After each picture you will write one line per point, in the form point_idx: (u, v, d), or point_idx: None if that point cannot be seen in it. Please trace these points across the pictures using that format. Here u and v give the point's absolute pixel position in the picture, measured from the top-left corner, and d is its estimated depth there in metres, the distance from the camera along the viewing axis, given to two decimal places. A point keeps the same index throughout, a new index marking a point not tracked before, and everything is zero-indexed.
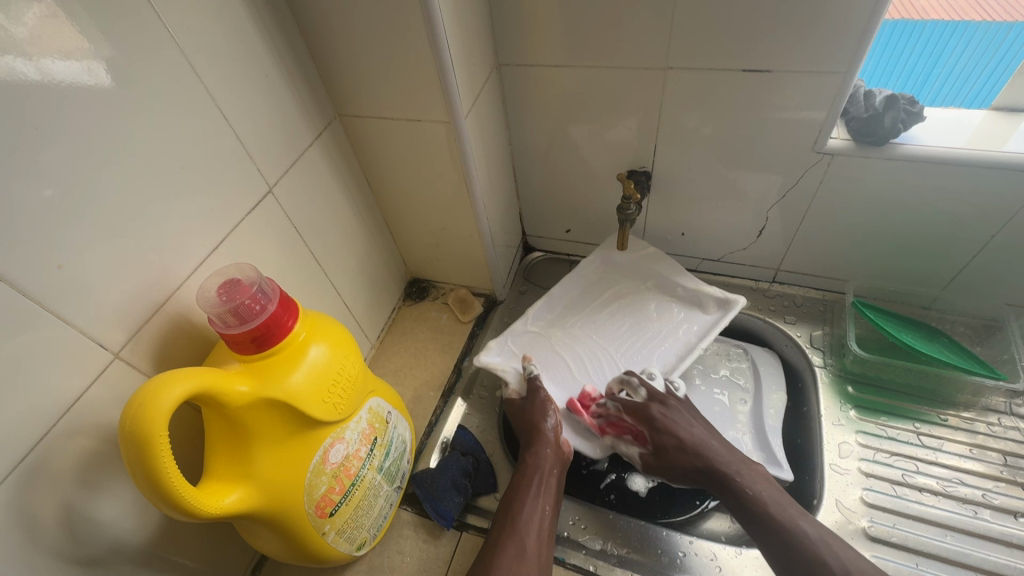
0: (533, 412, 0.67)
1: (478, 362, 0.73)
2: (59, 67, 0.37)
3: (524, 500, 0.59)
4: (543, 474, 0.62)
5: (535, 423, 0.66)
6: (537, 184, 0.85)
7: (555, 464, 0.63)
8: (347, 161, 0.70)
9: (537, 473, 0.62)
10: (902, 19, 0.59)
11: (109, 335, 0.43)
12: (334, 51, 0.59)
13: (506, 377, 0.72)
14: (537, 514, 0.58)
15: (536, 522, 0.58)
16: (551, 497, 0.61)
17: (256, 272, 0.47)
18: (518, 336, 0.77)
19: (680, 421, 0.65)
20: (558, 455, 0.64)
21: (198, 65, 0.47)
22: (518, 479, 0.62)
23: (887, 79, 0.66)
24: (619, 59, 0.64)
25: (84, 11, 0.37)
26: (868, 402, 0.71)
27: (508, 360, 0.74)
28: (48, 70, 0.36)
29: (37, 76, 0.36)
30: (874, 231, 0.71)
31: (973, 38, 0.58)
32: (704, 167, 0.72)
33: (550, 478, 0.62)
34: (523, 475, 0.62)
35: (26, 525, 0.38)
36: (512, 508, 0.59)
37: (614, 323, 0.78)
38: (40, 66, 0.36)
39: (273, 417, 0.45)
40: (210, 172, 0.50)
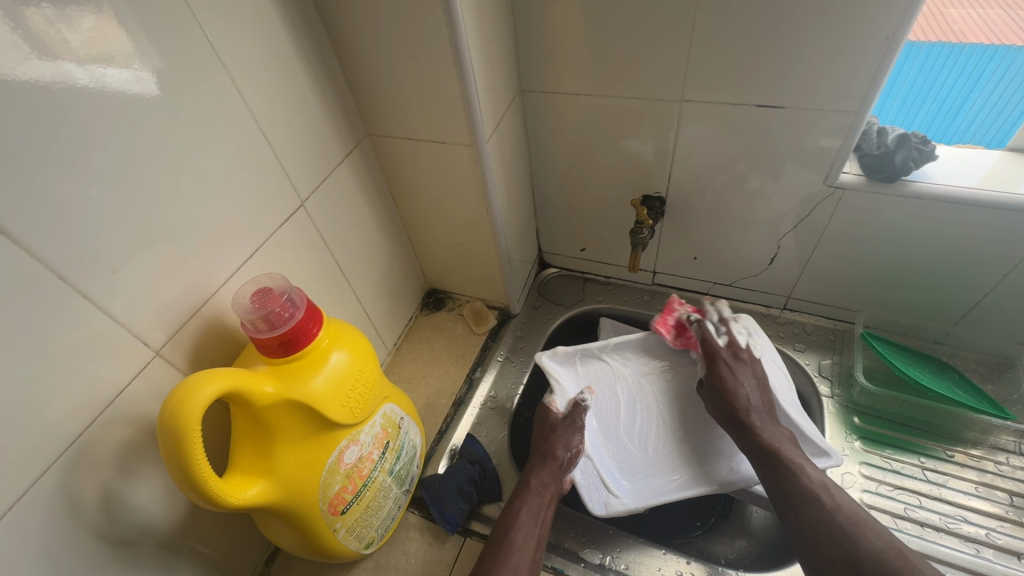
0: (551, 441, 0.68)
1: (539, 361, 0.76)
2: (115, 80, 0.41)
3: (519, 528, 0.60)
4: (541, 504, 0.63)
5: (550, 450, 0.68)
6: (554, 204, 0.88)
7: (552, 497, 0.65)
8: (375, 176, 0.74)
9: (535, 502, 0.63)
10: (935, 44, 0.57)
11: (151, 333, 0.47)
12: (368, 76, 0.63)
13: (556, 389, 0.74)
14: (529, 546, 0.59)
15: (527, 554, 0.58)
16: (543, 530, 0.62)
17: (286, 282, 0.51)
18: (587, 356, 0.78)
19: (737, 372, 0.67)
20: (556, 489, 0.66)
21: (242, 88, 0.51)
22: (516, 506, 0.63)
23: (921, 101, 0.64)
24: (636, 89, 0.67)
25: (147, 43, 0.42)
26: (874, 434, 0.72)
27: (564, 376, 0.76)
28: (106, 83, 0.40)
29: (91, 84, 0.39)
30: (886, 265, 0.72)
31: (1012, 67, 0.56)
32: (717, 193, 0.74)
33: (545, 510, 0.63)
34: (522, 503, 0.63)
35: (70, 503, 0.42)
36: (506, 536, 0.60)
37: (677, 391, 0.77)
38: (95, 74, 0.39)
39: (295, 418, 0.49)
40: (248, 185, 0.54)
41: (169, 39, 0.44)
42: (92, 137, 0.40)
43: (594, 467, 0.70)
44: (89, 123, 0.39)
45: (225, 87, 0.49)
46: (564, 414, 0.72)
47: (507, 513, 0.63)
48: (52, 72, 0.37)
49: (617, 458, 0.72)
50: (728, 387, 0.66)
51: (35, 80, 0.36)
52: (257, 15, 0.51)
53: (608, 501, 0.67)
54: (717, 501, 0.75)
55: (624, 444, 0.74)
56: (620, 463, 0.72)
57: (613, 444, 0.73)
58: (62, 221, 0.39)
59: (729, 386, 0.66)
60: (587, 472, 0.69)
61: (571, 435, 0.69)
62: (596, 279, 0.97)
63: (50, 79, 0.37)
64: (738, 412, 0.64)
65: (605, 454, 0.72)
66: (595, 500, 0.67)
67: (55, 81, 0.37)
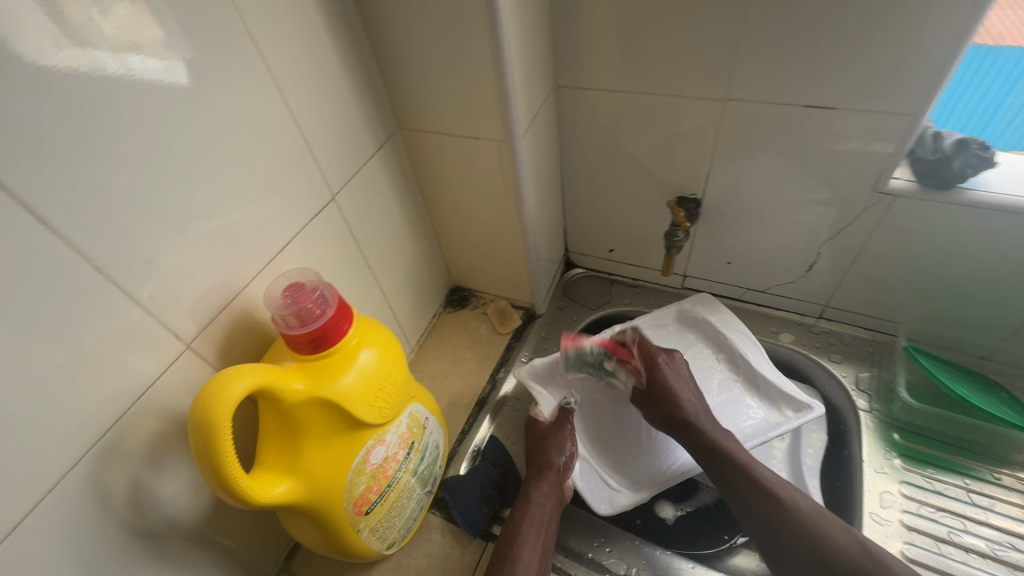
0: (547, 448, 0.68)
1: (518, 377, 0.76)
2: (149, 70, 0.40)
3: (523, 541, 0.60)
4: (543, 515, 0.63)
5: (546, 457, 0.67)
6: (584, 203, 0.86)
7: (554, 506, 0.64)
8: (404, 171, 0.73)
9: (537, 514, 0.63)
10: (985, 44, 0.53)
11: (183, 326, 0.46)
12: (402, 69, 0.62)
13: (540, 401, 0.74)
14: (534, 560, 0.59)
15: (534, 569, 0.58)
16: (547, 541, 0.62)
17: (318, 277, 0.50)
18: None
19: (674, 377, 0.67)
20: (557, 496, 0.65)
21: (277, 78, 0.50)
22: (519, 519, 0.62)
23: (954, 106, 0.59)
24: (677, 87, 0.65)
25: (186, 31, 0.41)
26: (915, 452, 0.69)
27: (547, 388, 0.76)
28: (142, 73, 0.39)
29: (122, 72, 0.38)
30: (933, 276, 0.68)
31: None
32: (756, 196, 0.71)
33: (548, 521, 0.63)
34: (523, 515, 0.62)
35: (100, 494, 0.42)
36: (511, 550, 0.58)
37: None
38: (124, 62, 0.38)
39: (323, 417, 0.48)
40: (280, 178, 0.53)
41: (206, 27, 0.43)
42: (129, 127, 0.39)
43: (590, 469, 0.71)
44: (126, 113, 0.39)
45: (261, 78, 0.49)
46: (551, 421, 0.72)
47: (509, 526, 0.61)
48: (85, 59, 0.36)
49: (611, 451, 0.73)
50: (672, 390, 0.65)
51: (68, 68, 0.35)
52: (295, 4, 0.49)
53: (611, 499, 0.68)
54: None
55: (617, 439, 0.74)
56: (617, 458, 0.73)
57: (607, 441, 0.74)
58: (97, 212, 0.38)
59: (672, 389, 0.65)
60: (587, 477, 0.70)
61: (563, 440, 0.69)
62: (623, 281, 0.95)
63: (83, 67, 0.36)
64: (684, 412, 0.64)
65: (600, 453, 0.73)
66: (600, 500, 0.68)
67: (89, 71, 0.36)
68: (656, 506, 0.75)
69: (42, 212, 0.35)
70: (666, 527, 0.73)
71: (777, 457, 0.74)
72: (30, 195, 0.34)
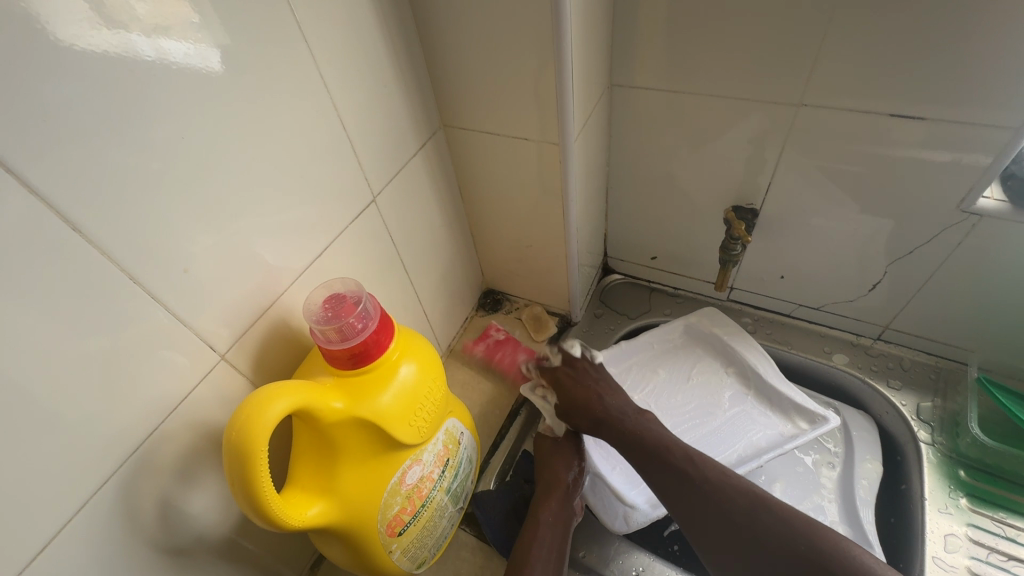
0: (554, 464, 0.66)
1: (523, 392, 0.73)
2: (187, 56, 0.36)
3: (534, 565, 0.57)
4: (555, 537, 0.60)
5: (555, 473, 0.65)
6: (628, 208, 0.81)
7: (564, 527, 0.62)
8: (445, 170, 0.69)
9: (548, 536, 0.60)
10: None
11: (218, 335, 0.43)
12: (450, 63, 0.58)
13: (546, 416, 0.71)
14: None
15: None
16: (558, 564, 0.59)
17: (360, 288, 0.46)
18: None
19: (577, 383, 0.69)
20: (568, 516, 0.62)
21: (323, 74, 0.47)
22: (528, 541, 0.59)
23: None
24: (745, 90, 0.60)
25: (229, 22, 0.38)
26: (984, 493, 0.64)
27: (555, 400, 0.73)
28: (180, 62, 0.36)
29: (153, 55, 0.34)
30: (1015, 306, 0.63)
31: None
32: (822, 209, 0.66)
33: (559, 542, 0.60)
34: (533, 537, 0.59)
35: (128, 513, 0.40)
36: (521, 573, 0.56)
37: (672, 392, 0.77)
38: (158, 46, 0.34)
39: (360, 438, 0.45)
40: (320, 179, 0.50)
41: (250, 14, 0.39)
42: (165, 123, 0.36)
43: (605, 484, 0.68)
44: (162, 106, 0.36)
45: (306, 70, 0.45)
46: (558, 436, 0.70)
47: (518, 548, 0.59)
48: (116, 41, 0.32)
49: (623, 467, 0.71)
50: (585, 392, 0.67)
51: (96, 49, 0.31)
52: None
53: (627, 514, 0.65)
54: None
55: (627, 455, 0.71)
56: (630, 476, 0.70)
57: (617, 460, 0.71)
58: (127, 214, 0.35)
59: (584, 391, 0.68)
60: (599, 493, 0.68)
61: (570, 457, 0.67)
62: (663, 290, 0.90)
63: (114, 49, 0.32)
64: (594, 408, 0.66)
65: (613, 471, 0.70)
66: (615, 517, 0.65)
67: (120, 54, 0.33)
68: None
69: (71, 215, 0.32)
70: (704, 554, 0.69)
71: (827, 488, 0.69)
72: (58, 198, 0.32)
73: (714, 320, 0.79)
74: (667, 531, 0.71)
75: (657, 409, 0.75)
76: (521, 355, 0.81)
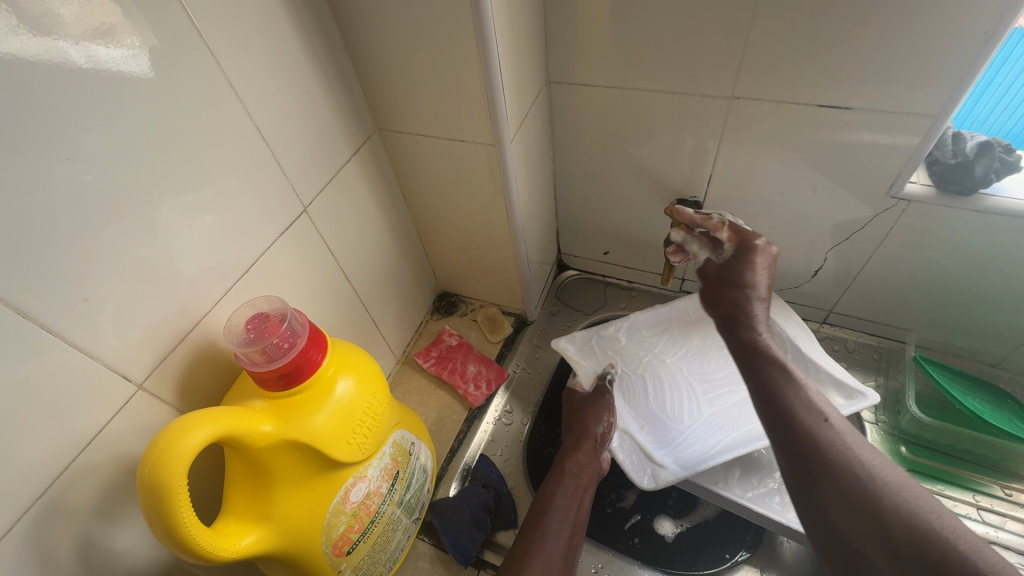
0: (585, 418, 0.70)
1: (555, 344, 0.77)
2: (101, 65, 0.35)
3: (554, 512, 0.61)
4: (578, 487, 0.65)
5: (585, 426, 0.69)
6: (576, 204, 0.81)
7: (589, 478, 0.66)
8: (384, 175, 0.68)
9: (571, 486, 0.64)
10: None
11: (131, 365, 0.41)
12: (378, 66, 0.56)
13: (578, 369, 0.75)
14: (566, 529, 0.60)
15: (564, 537, 0.59)
16: (581, 514, 0.62)
17: (285, 305, 0.45)
18: (605, 339, 0.78)
19: (737, 271, 0.57)
20: (594, 470, 0.67)
21: (235, 83, 0.44)
22: (552, 489, 0.64)
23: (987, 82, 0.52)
24: (678, 85, 0.60)
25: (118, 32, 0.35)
26: (924, 466, 0.66)
27: (586, 357, 0.76)
28: (64, 74, 0.33)
29: (85, 62, 0.34)
30: (946, 285, 0.65)
31: None
32: (762, 200, 0.67)
33: (582, 494, 0.64)
34: (557, 486, 0.64)
35: (42, 560, 0.37)
36: (543, 519, 0.60)
37: (706, 360, 0.74)
38: (88, 52, 0.34)
39: (296, 461, 0.43)
40: (242, 192, 0.48)
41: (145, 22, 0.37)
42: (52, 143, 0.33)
43: (634, 443, 0.68)
44: (47, 123, 0.33)
45: (216, 78, 0.43)
46: (589, 392, 0.73)
47: (542, 495, 0.63)
48: (41, 48, 0.32)
49: (654, 425, 0.70)
50: (749, 277, 0.56)
51: (19, 57, 0.31)
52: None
53: (655, 473, 0.65)
54: (747, 531, 0.70)
55: (660, 414, 0.70)
56: (660, 435, 0.69)
57: (649, 417, 0.70)
58: (12, 242, 0.32)
59: (749, 277, 0.56)
60: (628, 449, 0.68)
61: (601, 410, 0.70)
62: (618, 283, 0.91)
63: (39, 54, 0.32)
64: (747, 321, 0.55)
65: (643, 428, 0.69)
66: (643, 474, 0.65)
67: (48, 59, 0.32)
68: (655, 523, 0.72)
69: None
70: (664, 545, 0.70)
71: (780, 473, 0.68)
72: None
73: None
74: (629, 524, 0.72)
75: (689, 374, 0.73)
76: (472, 362, 0.80)
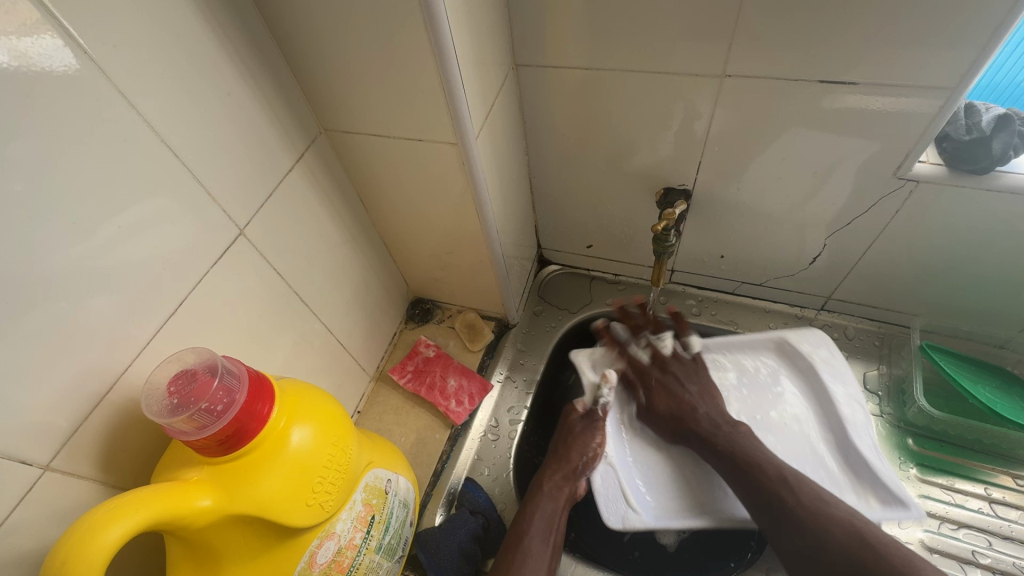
0: (569, 441, 0.64)
1: (574, 353, 0.72)
2: None
3: (534, 535, 0.56)
4: (556, 507, 0.59)
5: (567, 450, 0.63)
6: (554, 197, 0.75)
7: (568, 499, 0.60)
8: (336, 180, 0.60)
9: (549, 508, 0.59)
10: None
11: (32, 445, 0.35)
12: (313, 58, 0.48)
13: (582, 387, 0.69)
14: (545, 555, 0.55)
15: (544, 563, 0.55)
16: (558, 537, 0.58)
17: (216, 358, 0.39)
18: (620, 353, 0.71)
19: (684, 367, 0.67)
20: (570, 493, 0.61)
21: (132, 93, 0.37)
22: (531, 511, 0.58)
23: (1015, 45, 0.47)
24: (662, 64, 0.53)
25: None
26: (932, 459, 0.64)
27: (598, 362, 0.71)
28: None
29: (7, 60, 0.30)
30: (953, 268, 0.60)
31: None
32: (756, 186, 0.61)
33: (559, 516, 0.59)
34: (536, 508, 0.58)
35: None
36: (522, 544, 0.55)
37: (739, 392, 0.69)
38: (8, 46, 0.30)
39: (243, 533, 0.38)
40: (160, 221, 0.40)
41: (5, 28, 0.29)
42: None
43: (614, 475, 0.64)
44: None
45: (104, 91, 0.35)
46: (585, 412, 0.66)
47: (519, 519, 0.58)
48: None
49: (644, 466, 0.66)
50: (688, 380, 0.66)
51: None
52: None
53: (627, 515, 0.61)
54: (750, 537, 0.65)
55: (649, 459, 0.67)
56: (646, 479, 0.65)
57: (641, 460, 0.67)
58: None
59: (687, 382, 0.65)
60: (609, 482, 0.64)
61: (590, 437, 0.63)
62: (604, 277, 0.85)
63: None
64: (686, 420, 0.63)
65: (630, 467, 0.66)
66: (612, 513, 0.62)
67: None
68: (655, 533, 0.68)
69: None
70: (666, 555, 0.67)
71: None
72: None
73: (808, 338, 0.67)
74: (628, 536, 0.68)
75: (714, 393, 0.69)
76: (452, 375, 0.74)
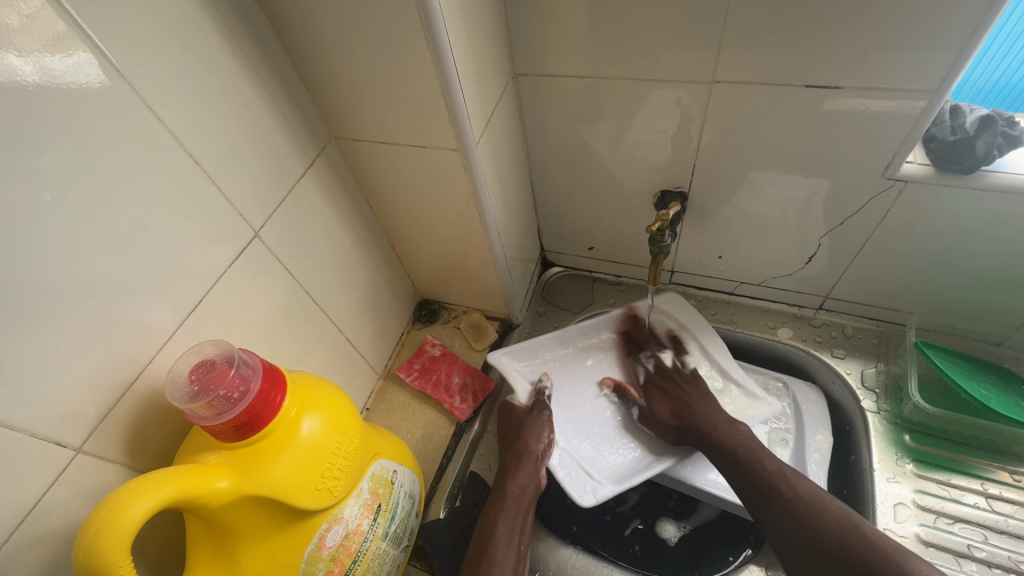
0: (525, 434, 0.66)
1: (493, 356, 0.71)
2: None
3: (498, 541, 0.57)
4: (519, 510, 0.60)
5: (525, 443, 0.65)
6: (556, 200, 0.77)
7: (531, 499, 0.62)
8: (346, 186, 0.63)
9: (513, 511, 0.60)
10: None
11: (66, 429, 0.38)
12: (322, 71, 0.51)
13: (513, 383, 0.70)
14: (510, 559, 0.56)
15: (510, 565, 0.56)
16: (523, 541, 0.59)
17: (233, 349, 0.42)
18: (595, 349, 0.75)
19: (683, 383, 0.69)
20: (534, 488, 0.62)
21: (156, 105, 0.40)
22: (494, 514, 0.60)
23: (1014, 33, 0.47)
24: (654, 71, 0.55)
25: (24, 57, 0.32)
26: (929, 456, 0.64)
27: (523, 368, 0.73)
28: None
29: (39, 76, 0.33)
30: (947, 266, 0.61)
31: None
32: (749, 187, 0.63)
33: (523, 518, 0.60)
34: (499, 511, 0.60)
35: None
36: (487, 550, 0.56)
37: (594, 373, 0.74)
38: (40, 64, 0.33)
39: (256, 515, 0.41)
40: (181, 223, 0.44)
41: (42, 48, 0.33)
42: None
43: (571, 458, 0.67)
44: None
45: (130, 103, 0.38)
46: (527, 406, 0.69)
47: (484, 523, 0.59)
48: None
49: (591, 440, 0.69)
50: (694, 391, 0.67)
51: None
52: (167, 7, 0.39)
53: (595, 489, 0.64)
54: (749, 530, 0.67)
55: (592, 430, 0.70)
56: (598, 449, 0.69)
57: (586, 435, 0.70)
58: None
59: (692, 393, 0.67)
60: (567, 465, 0.66)
61: (541, 426, 0.66)
62: (606, 279, 0.87)
63: None
64: (687, 416, 0.65)
65: (580, 444, 0.69)
66: (583, 490, 0.64)
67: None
68: (656, 527, 0.70)
69: None
70: (666, 549, 0.68)
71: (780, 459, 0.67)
72: None
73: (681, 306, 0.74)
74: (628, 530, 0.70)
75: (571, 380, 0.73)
76: (457, 374, 0.76)
